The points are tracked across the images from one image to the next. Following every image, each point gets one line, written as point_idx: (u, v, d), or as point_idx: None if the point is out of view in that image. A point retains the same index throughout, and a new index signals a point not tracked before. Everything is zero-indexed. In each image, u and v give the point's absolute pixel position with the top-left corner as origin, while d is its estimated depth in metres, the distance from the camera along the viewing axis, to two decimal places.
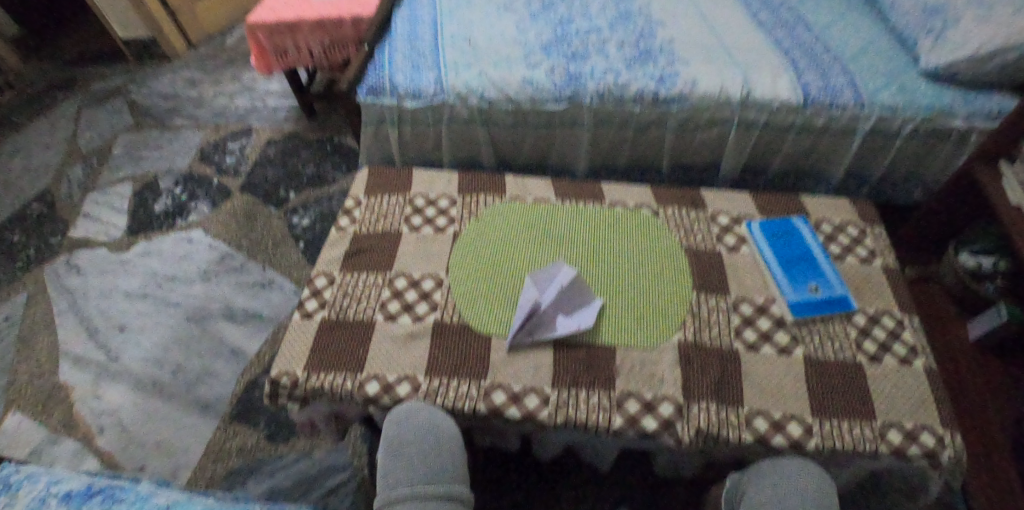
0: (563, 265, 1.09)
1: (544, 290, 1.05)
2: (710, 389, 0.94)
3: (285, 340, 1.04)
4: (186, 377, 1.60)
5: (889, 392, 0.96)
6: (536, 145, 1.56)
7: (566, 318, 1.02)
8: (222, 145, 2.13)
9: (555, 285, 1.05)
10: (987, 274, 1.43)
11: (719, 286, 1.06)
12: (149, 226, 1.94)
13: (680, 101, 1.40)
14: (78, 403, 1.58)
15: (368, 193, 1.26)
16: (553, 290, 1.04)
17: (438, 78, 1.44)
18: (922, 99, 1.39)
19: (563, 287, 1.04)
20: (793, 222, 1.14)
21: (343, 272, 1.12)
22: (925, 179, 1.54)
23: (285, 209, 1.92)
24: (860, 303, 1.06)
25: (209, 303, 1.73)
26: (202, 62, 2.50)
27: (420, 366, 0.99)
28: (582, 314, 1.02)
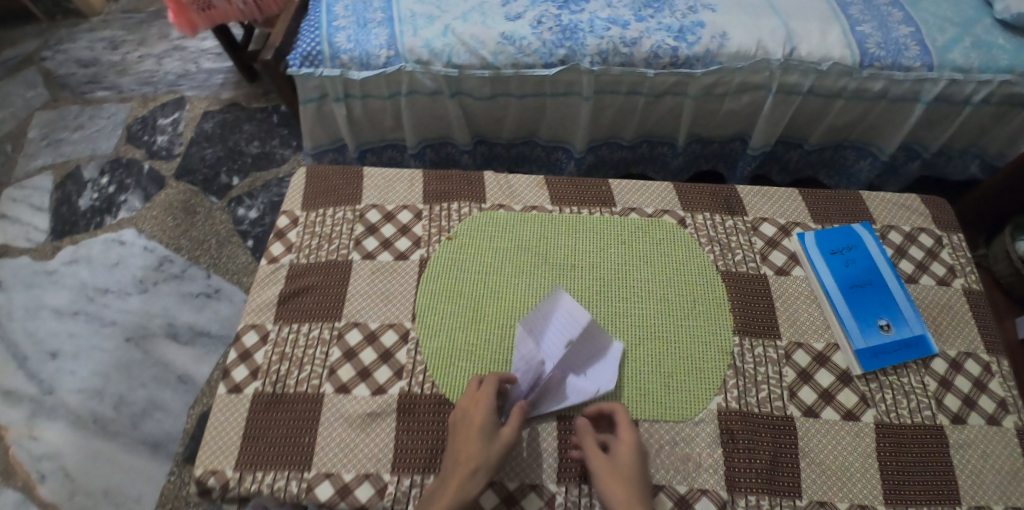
0: (564, 299, 0.85)
1: (544, 341, 0.82)
2: (761, 476, 0.74)
3: (207, 424, 0.79)
4: (131, 410, 1.31)
5: (976, 466, 0.77)
6: (520, 119, 1.25)
7: (579, 377, 0.80)
8: (151, 122, 1.77)
9: (559, 333, 0.82)
10: None
11: (765, 326, 0.84)
12: (74, 226, 1.58)
13: (705, 63, 1.10)
14: (14, 447, 1.27)
15: (306, 207, 0.96)
16: (556, 342, 0.81)
17: (391, 38, 1.11)
18: (1000, 57, 1.09)
19: (570, 338, 0.81)
20: (857, 234, 0.92)
21: (278, 323, 0.86)
22: (985, 150, 1.27)
23: (229, 199, 1.62)
24: (940, 345, 0.85)
25: (149, 321, 1.43)
26: (125, 18, 1.98)
27: (384, 458, 0.76)
28: (599, 371, 0.80)
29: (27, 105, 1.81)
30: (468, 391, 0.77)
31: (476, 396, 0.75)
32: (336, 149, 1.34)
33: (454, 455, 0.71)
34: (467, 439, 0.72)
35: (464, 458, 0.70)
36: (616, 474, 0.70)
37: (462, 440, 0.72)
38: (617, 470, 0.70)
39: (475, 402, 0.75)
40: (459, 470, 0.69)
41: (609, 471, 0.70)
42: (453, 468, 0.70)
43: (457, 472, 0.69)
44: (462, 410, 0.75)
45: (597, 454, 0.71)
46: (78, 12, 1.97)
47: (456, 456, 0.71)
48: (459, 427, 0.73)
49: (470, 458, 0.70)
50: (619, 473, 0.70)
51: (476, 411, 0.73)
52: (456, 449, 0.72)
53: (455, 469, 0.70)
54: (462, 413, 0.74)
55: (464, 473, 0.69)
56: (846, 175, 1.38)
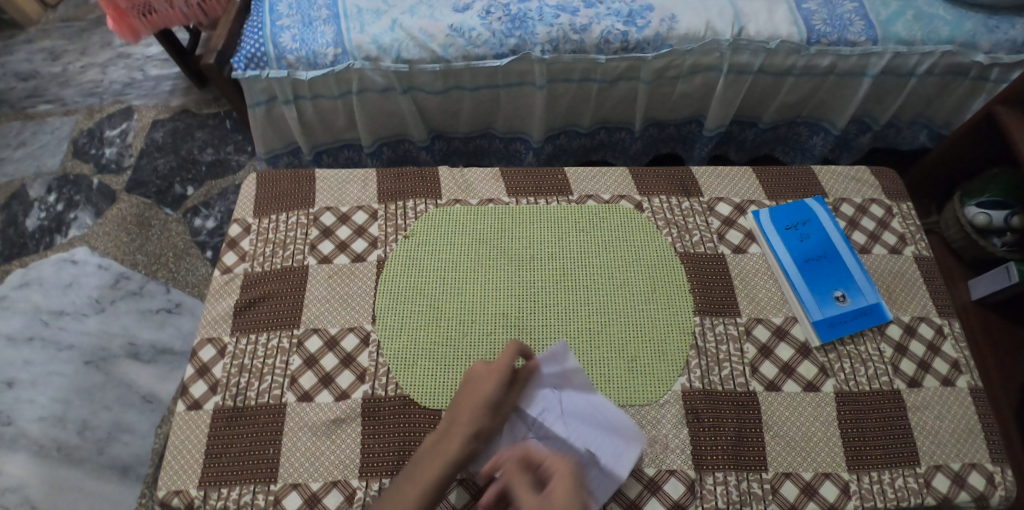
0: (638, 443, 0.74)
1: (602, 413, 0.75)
2: (727, 452, 0.75)
3: (167, 442, 0.76)
4: (96, 434, 1.27)
5: (932, 426, 0.79)
6: (475, 113, 1.24)
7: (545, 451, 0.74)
8: (98, 134, 1.70)
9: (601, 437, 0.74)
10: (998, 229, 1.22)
11: (725, 305, 0.85)
12: (22, 248, 1.52)
13: (656, 47, 1.10)
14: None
15: (258, 213, 0.94)
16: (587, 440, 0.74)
17: (337, 36, 1.08)
18: (942, 28, 1.12)
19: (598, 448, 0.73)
20: (809, 209, 0.93)
21: (235, 335, 0.83)
22: (933, 120, 1.31)
23: (184, 210, 1.57)
24: (894, 311, 0.87)
25: (109, 342, 1.39)
26: (64, 27, 1.90)
27: (352, 464, 0.75)
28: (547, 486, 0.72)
29: None
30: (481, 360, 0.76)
31: (492, 368, 0.74)
32: (291, 153, 1.31)
33: (452, 416, 0.72)
34: (473, 404, 0.71)
35: (465, 419, 0.70)
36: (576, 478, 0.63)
37: (468, 405, 0.71)
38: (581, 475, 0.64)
39: (488, 371, 0.74)
40: (457, 431, 0.70)
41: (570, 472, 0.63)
42: (450, 429, 0.71)
43: (454, 433, 0.70)
44: (474, 377, 0.74)
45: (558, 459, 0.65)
46: (14, 23, 1.87)
47: (452, 418, 0.72)
48: (467, 391, 0.73)
49: (470, 421, 0.70)
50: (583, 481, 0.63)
51: (488, 381, 0.72)
52: (460, 411, 0.71)
53: (453, 429, 0.70)
54: (472, 379, 0.74)
55: (460, 435, 0.69)
56: (802, 151, 1.40)
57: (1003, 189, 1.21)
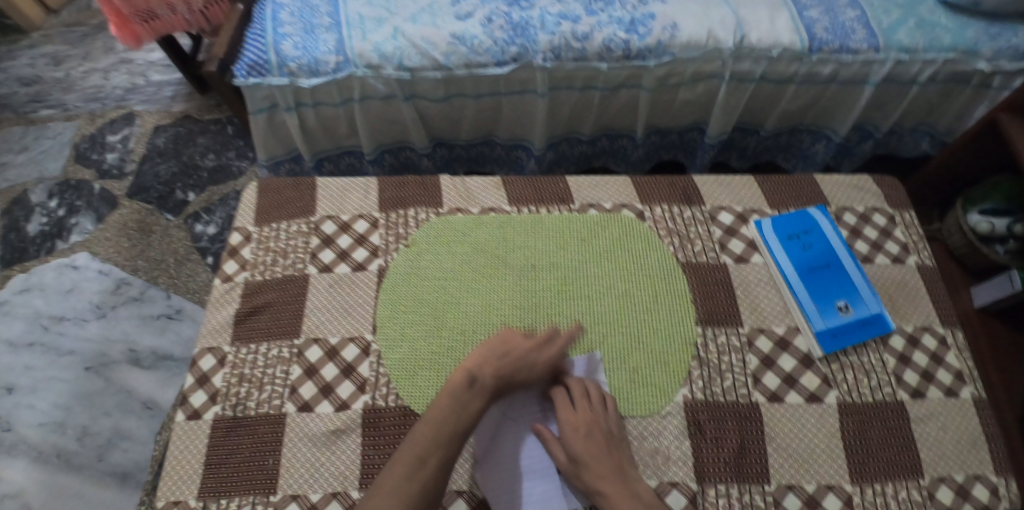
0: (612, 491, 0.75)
1: None
2: (730, 464, 0.75)
3: (167, 453, 0.76)
4: (96, 441, 1.23)
5: (936, 438, 0.78)
6: (477, 120, 1.24)
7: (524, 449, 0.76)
8: (100, 139, 1.70)
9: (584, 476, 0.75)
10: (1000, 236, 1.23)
11: (728, 315, 0.85)
12: (23, 253, 1.52)
13: (658, 55, 1.10)
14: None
15: (259, 222, 0.94)
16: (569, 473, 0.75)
17: (338, 44, 1.08)
18: (945, 35, 1.11)
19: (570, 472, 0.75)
20: (811, 218, 0.93)
21: (235, 345, 0.83)
22: (935, 128, 1.30)
23: (185, 216, 1.57)
24: (897, 321, 0.87)
25: (110, 348, 1.37)
26: (66, 32, 1.90)
27: (351, 474, 0.74)
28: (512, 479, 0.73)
29: None
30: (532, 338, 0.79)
31: (541, 354, 0.78)
32: (292, 159, 1.31)
33: (486, 367, 0.74)
34: (514, 375, 0.75)
35: (499, 379, 0.74)
36: (612, 455, 0.72)
37: (507, 369, 0.75)
38: (617, 449, 0.73)
39: (537, 354, 0.77)
40: (487, 386, 0.73)
41: (603, 451, 0.72)
42: (481, 380, 0.73)
43: (484, 386, 0.73)
44: (525, 350, 0.77)
45: (589, 437, 0.73)
46: (17, 28, 1.87)
47: (483, 369, 0.74)
48: (513, 359, 0.76)
49: (502, 384, 0.74)
50: (623, 458, 0.73)
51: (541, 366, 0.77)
52: (497, 370, 0.74)
53: (484, 383, 0.73)
54: (520, 351, 0.77)
55: (486, 391, 0.73)
56: (803, 158, 1.40)
57: (1005, 197, 1.23)
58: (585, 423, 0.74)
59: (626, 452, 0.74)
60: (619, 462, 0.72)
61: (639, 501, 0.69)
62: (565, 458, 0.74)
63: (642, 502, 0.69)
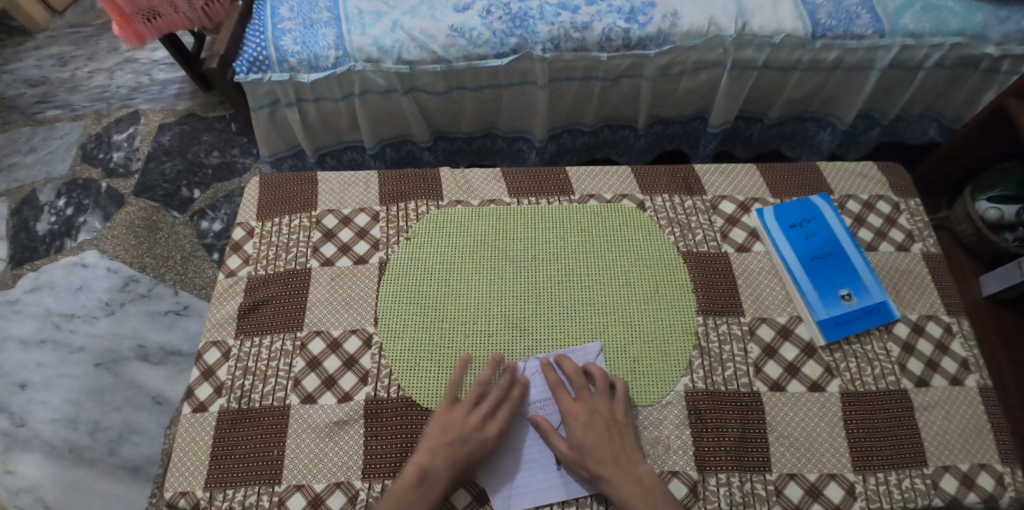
0: None
1: None
2: (730, 453, 0.75)
3: (174, 444, 0.77)
4: (107, 436, 1.28)
5: (940, 427, 0.78)
6: (478, 113, 1.23)
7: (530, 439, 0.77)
8: (107, 138, 1.72)
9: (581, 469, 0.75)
10: (1010, 223, 1.20)
11: (729, 304, 0.85)
12: (34, 252, 1.54)
13: (659, 44, 1.09)
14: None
15: (261, 217, 0.94)
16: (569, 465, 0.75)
17: (338, 39, 1.09)
18: (952, 19, 1.10)
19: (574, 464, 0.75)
20: (814, 205, 0.92)
21: (239, 338, 0.84)
22: (943, 114, 1.29)
23: (191, 213, 1.59)
24: (901, 309, 0.86)
25: (119, 344, 1.40)
26: (72, 32, 1.91)
27: (354, 465, 0.75)
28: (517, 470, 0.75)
29: None
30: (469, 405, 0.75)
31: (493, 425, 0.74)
32: (295, 155, 1.31)
33: (438, 460, 0.71)
34: (467, 460, 0.71)
35: (452, 470, 0.71)
36: (612, 440, 0.73)
37: (461, 457, 0.71)
38: (620, 434, 0.73)
39: (487, 430, 0.74)
40: (439, 479, 0.70)
41: (604, 439, 0.73)
42: (432, 474, 0.70)
43: (437, 481, 0.70)
44: (473, 432, 0.73)
45: (590, 426, 0.74)
46: (23, 29, 1.89)
47: (434, 461, 0.71)
48: (462, 445, 0.72)
49: (457, 473, 0.71)
50: (625, 443, 0.73)
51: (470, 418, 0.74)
52: (448, 460, 0.71)
53: (437, 478, 0.70)
54: (468, 434, 0.73)
55: (442, 482, 0.70)
56: (808, 147, 1.39)
57: (1015, 183, 1.19)
58: (588, 412, 0.75)
59: (628, 438, 0.74)
60: (620, 449, 0.72)
61: (643, 487, 0.70)
62: (567, 446, 0.73)
63: (644, 486, 0.70)
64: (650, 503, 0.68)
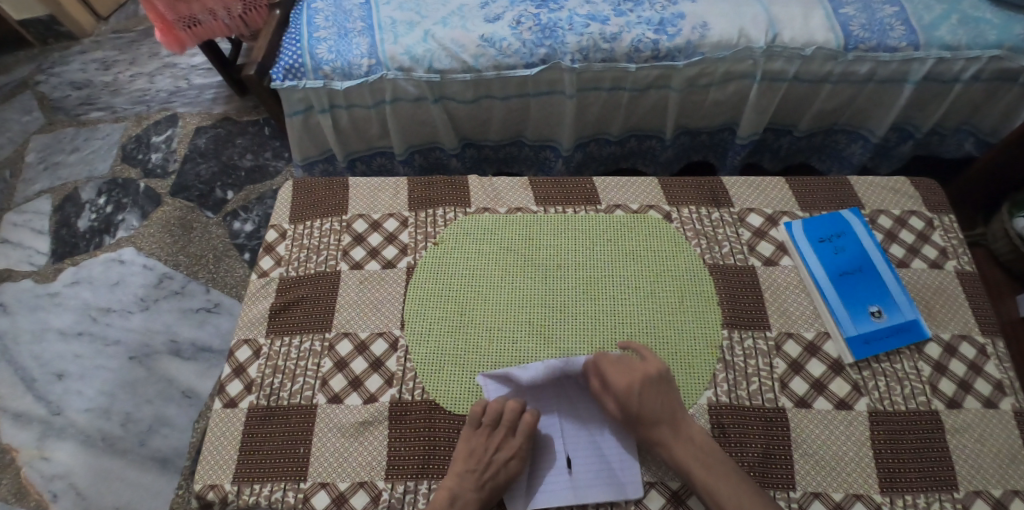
0: (626, 491, 0.74)
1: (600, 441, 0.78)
2: (754, 470, 0.74)
3: (204, 438, 0.79)
4: (138, 427, 1.32)
5: (972, 451, 0.76)
6: (506, 121, 1.25)
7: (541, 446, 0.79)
8: (146, 140, 1.78)
9: (591, 471, 0.76)
10: None
11: (756, 318, 0.84)
12: (75, 247, 1.60)
13: (688, 54, 1.09)
14: (25, 468, 1.28)
15: (293, 219, 0.97)
16: (580, 468, 0.76)
17: (371, 47, 1.11)
18: (989, 32, 1.08)
19: (585, 470, 0.76)
20: (844, 220, 0.91)
21: (270, 337, 0.86)
22: (979, 129, 1.26)
23: (225, 214, 1.63)
24: (933, 328, 0.84)
25: (152, 338, 1.44)
26: (116, 38, 1.98)
27: (378, 466, 0.76)
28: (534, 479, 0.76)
29: (24, 130, 1.82)
30: (499, 434, 0.76)
31: (515, 445, 0.75)
32: (326, 160, 1.34)
33: (466, 484, 0.72)
34: (496, 481, 0.73)
35: (481, 493, 0.72)
36: (663, 399, 0.75)
37: (489, 481, 0.73)
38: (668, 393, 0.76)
39: (509, 450, 0.74)
40: (469, 503, 0.71)
41: (655, 402, 0.75)
42: (463, 498, 0.71)
43: (467, 503, 0.71)
44: (497, 452, 0.74)
45: (643, 385, 0.75)
46: (70, 34, 1.96)
47: (462, 484, 0.72)
48: (488, 468, 0.73)
49: (488, 495, 0.72)
50: (674, 402, 0.76)
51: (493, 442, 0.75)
52: (477, 484, 0.72)
53: (466, 502, 0.71)
54: (492, 456, 0.74)
55: (473, 507, 0.71)
56: (839, 160, 1.37)
57: None
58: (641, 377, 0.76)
59: (675, 395, 0.77)
60: (671, 409, 0.75)
61: (694, 445, 0.73)
62: (614, 399, 0.76)
63: (695, 443, 0.73)
64: (707, 465, 0.71)
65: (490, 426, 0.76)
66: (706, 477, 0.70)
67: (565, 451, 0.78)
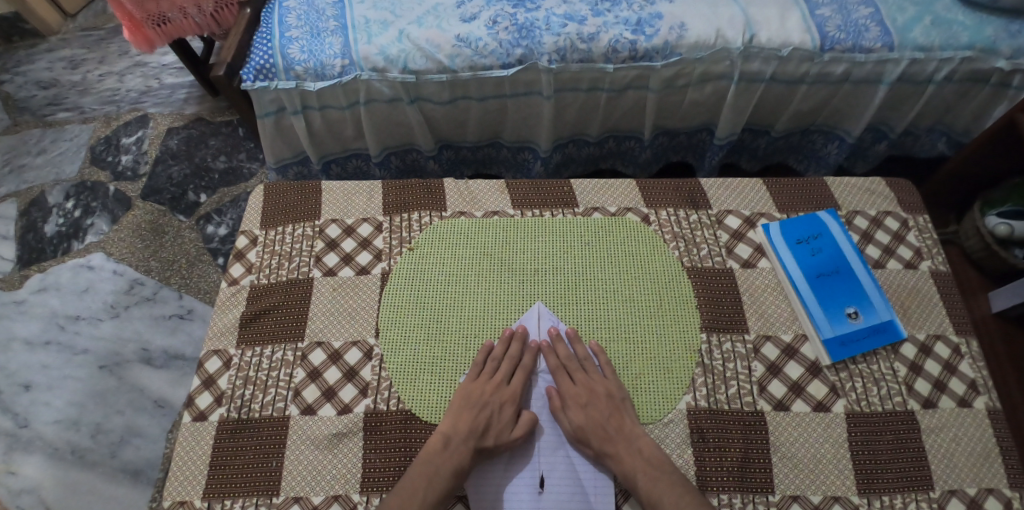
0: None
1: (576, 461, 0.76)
2: (733, 474, 0.74)
3: (173, 453, 0.77)
4: (109, 438, 1.29)
5: (948, 451, 0.76)
6: (483, 122, 1.23)
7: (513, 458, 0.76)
8: (115, 142, 1.73)
9: (562, 492, 0.74)
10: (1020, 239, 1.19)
11: (734, 321, 0.84)
12: (41, 253, 1.55)
13: (666, 55, 1.09)
14: None
15: (265, 225, 0.94)
16: (551, 490, 0.74)
17: (345, 47, 1.09)
18: (962, 33, 1.08)
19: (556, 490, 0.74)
20: (821, 221, 0.91)
21: (240, 348, 0.84)
22: (952, 129, 1.27)
23: (198, 217, 1.59)
24: (908, 328, 0.85)
25: (124, 347, 1.40)
26: (83, 36, 1.92)
27: (352, 478, 0.75)
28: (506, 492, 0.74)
29: None
30: (495, 378, 0.78)
31: (509, 393, 0.78)
32: (300, 162, 1.32)
33: (460, 427, 0.74)
34: (489, 423, 0.74)
35: (474, 434, 0.74)
36: (613, 416, 0.76)
37: (483, 422, 0.74)
38: (620, 410, 0.76)
39: (503, 396, 0.77)
40: (462, 444, 0.73)
41: (605, 415, 0.76)
42: (455, 441, 0.73)
43: (460, 445, 0.73)
44: (492, 395, 0.77)
45: (592, 410, 0.76)
46: (35, 32, 1.90)
47: (456, 428, 0.74)
48: (482, 411, 0.75)
49: (480, 437, 0.73)
50: (626, 419, 0.76)
51: (488, 383, 0.78)
52: (469, 425, 0.74)
53: (460, 444, 0.73)
54: (486, 400, 0.76)
55: (467, 452, 0.72)
56: (815, 160, 1.38)
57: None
58: (586, 394, 0.77)
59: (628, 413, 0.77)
60: (622, 422, 0.76)
61: (644, 459, 0.72)
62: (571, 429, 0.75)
63: (644, 458, 0.73)
64: (651, 476, 0.71)
65: (490, 373, 0.79)
66: (651, 490, 0.70)
67: (539, 469, 0.75)
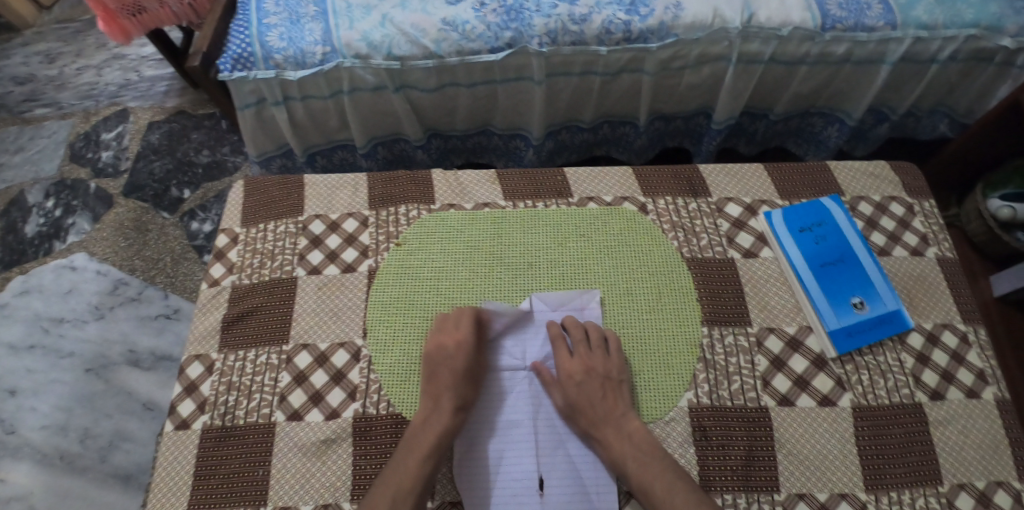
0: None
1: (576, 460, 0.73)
2: (737, 473, 0.71)
3: (155, 464, 0.73)
4: (97, 443, 1.25)
5: (956, 444, 0.74)
6: (472, 109, 1.19)
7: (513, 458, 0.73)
8: (95, 137, 1.67)
9: (564, 492, 0.72)
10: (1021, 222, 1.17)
11: (735, 314, 0.81)
12: (22, 255, 1.50)
13: (661, 36, 1.04)
14: None
15: (246, 222, 0.90)
16: (553, 492, 0.71)
17: (325, 35, 1.04)
18: (967, 10, 1.04)
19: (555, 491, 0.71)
20: (823, 206, 0.88)
21: (223, 352, 0.80)
22: (954, 109, 1.23)
23: (181, 214, 1.55)
24: (915, 317, 0.82)
25: (110, 349, 1.36)
26: (59, 28, 1.86)
27: (343, 486, 0.72)
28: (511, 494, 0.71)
29: None
30: (448, 332, 0.77)
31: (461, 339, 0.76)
32: (284, 155, 1.27)
33: (432, 394, 0.73)
34: (455, 377, 0.74)
35: (446, 396, 0.73)
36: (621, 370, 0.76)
37: (449, 380, 0.74)
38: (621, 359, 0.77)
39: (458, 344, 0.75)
40: (439, 408, 0.72)
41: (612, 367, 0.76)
42: (434, 410, 0.72)
43: (438, 411, 0.72)
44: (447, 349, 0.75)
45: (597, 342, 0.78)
46: (9, 26, 1.83)
47: (432, 401, 0.73)
48: (444, 367, 0.74)
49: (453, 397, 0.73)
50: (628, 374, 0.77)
51: (443, 340, 0.77)
52: (442, 387, 0.73)
53: (435, 410, 0.72)
54: (444, 356, 0.75)
55: (447, 413, 0.72)
56: (815, 143, 1.34)
57: None
58: (582, 370, 0.75)
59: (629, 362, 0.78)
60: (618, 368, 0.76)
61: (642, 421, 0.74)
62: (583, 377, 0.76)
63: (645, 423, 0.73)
64: (641, 458, 0.70)
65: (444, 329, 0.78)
66: (665, 467, 0.69)
67: (538, 470, 0.72)
